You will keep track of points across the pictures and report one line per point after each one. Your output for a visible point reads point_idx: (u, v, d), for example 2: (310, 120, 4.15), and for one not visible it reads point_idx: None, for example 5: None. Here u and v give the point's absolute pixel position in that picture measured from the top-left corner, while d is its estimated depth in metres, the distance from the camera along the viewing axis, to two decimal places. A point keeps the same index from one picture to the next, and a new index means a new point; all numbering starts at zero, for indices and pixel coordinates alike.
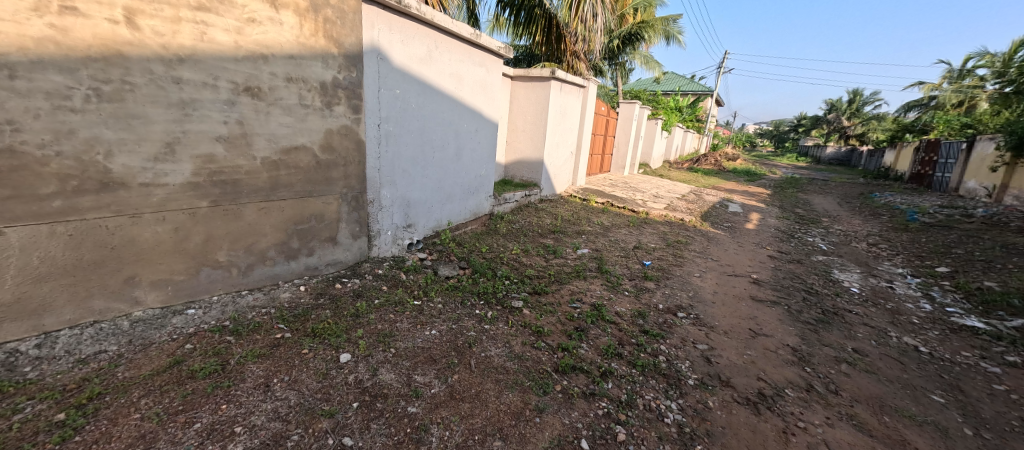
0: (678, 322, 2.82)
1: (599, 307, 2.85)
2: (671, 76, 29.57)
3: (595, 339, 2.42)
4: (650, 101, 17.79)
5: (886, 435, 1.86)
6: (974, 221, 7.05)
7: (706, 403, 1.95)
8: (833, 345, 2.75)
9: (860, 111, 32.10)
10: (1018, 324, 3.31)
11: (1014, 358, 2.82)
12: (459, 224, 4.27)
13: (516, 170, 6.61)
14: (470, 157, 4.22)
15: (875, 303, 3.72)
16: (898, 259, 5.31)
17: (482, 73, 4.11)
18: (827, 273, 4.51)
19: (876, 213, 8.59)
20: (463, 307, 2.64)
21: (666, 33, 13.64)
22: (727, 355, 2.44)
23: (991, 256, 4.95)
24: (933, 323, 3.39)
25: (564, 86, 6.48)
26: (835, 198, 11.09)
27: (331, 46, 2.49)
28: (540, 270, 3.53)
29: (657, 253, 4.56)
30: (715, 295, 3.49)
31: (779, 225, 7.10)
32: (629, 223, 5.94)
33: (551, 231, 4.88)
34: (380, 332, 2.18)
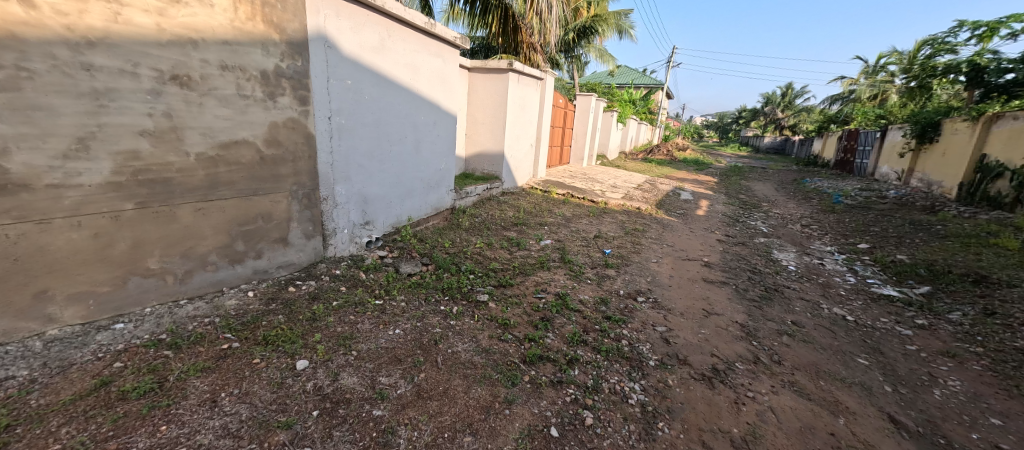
0: (638, 307, 2.94)
1: (563, 296, 2.90)
2: (624, 70, 30.51)
3: (560, 328, 2.46)
4: (606, 93, 18.28)
5: (821, 398, 2.05)
6: (888, 201, 7.91)
7: (667, 382, 2.05)
8: (776, 319, 2.98)
9: (792, 104, 34.86)
10: (924, 291, 3.78)
11: (922, 321, 3.20)
12: (420, 220, 4.17)
13: (477, 163, 6.56)
14: (429, 150, 4.12)
15: (809, 278, 4.09)
16: (827, 238, 5.86)
17: (439, 64, 4.01)
18: (768, 253, 4.87)
19: (808, 197, 9.41)
20: (427, 303, 2.59)
21: (619, 27, 14.04)
22: (684, 335, 2.57)
23: (902, 233, 5.59)
24: (857, 293, 3.77)
25: (523, 78, 6.47)
26: (773, 184, 12.00)
27: (272, 31, 2.30)
28: (504, 262, 3.52)
29: (616, 241, 4.71)
30: (671, 279, 3.67)
31: (725, 211, 7.58)
32: (589, 213, 6.08)
33: (514, 223, 4.90)
34: (341, 335, 2.08)
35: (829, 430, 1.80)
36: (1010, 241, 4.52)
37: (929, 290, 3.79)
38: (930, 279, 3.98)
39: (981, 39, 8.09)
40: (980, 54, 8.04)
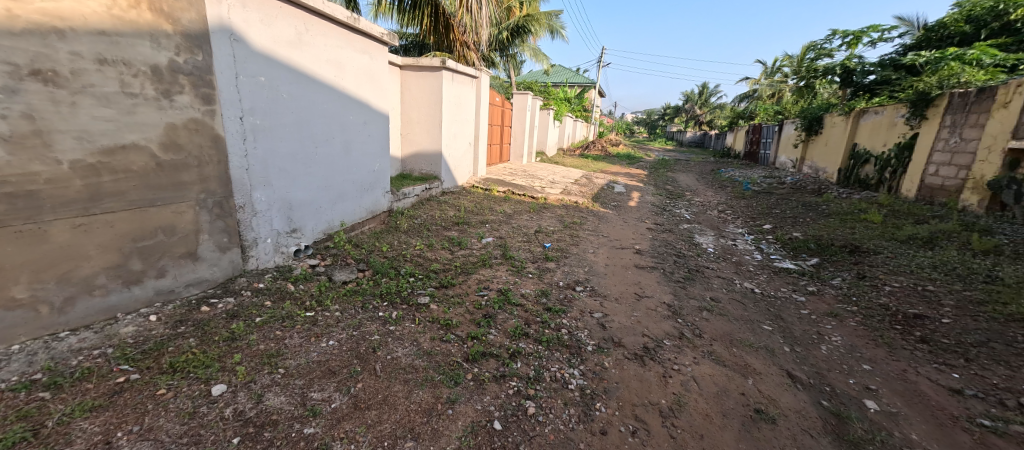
0: (576, 296, 3.08)
1: (505, 292, 2.95)
2: (558, 69, 31.49)
3: (502, 323, 2.50)
4: (542, 92, 18.75)
5: (734, 363, 2.30)
6: (786, 186, 9.03)
7: (603, 364, 2.17)
8: (697, 297, 3.29)
9: (708, 102, 38.41)
10: (814, 262, 4.39)
11: (813, 288, 3.73)
12: (355, 224, 3.98)
13: (414, 163, 6.40)
14: (361, 151, 3.94)
15: (725, 258, 4.56)
16: (740, 221, 6.56)
17: (367, 61, 3.84)
18: (691, 238, 5.35)
19: (723, 185, 10.44)
20: (365, 311, 2.48)
21: (551, 27, 14.48)
22: (618, 319, 2.73)
23: (796, 213, 6.43)
24: (763, 268, 4.28)
25: (457, 76, 6.41)
26: (694, 175, 13.15)
27: (162, 21, 2.05)
28: (445, 263, 3.48)
29: (555, 235, 4.86)
30: (606, 267, 3.88)
31: (654, 201, 8.17)
32: (529, 209, 6.21)
33: (455, 223, 4.85)
34: (266, 353, 1.93)
35: (740, 390, 2.03)
36: (875, 215, 5.39)
37: (817, 261, 4.41)
38: (818, 251, 4.63)
39: (849, 45, 9.52)
40: (849, 58, 9.48)
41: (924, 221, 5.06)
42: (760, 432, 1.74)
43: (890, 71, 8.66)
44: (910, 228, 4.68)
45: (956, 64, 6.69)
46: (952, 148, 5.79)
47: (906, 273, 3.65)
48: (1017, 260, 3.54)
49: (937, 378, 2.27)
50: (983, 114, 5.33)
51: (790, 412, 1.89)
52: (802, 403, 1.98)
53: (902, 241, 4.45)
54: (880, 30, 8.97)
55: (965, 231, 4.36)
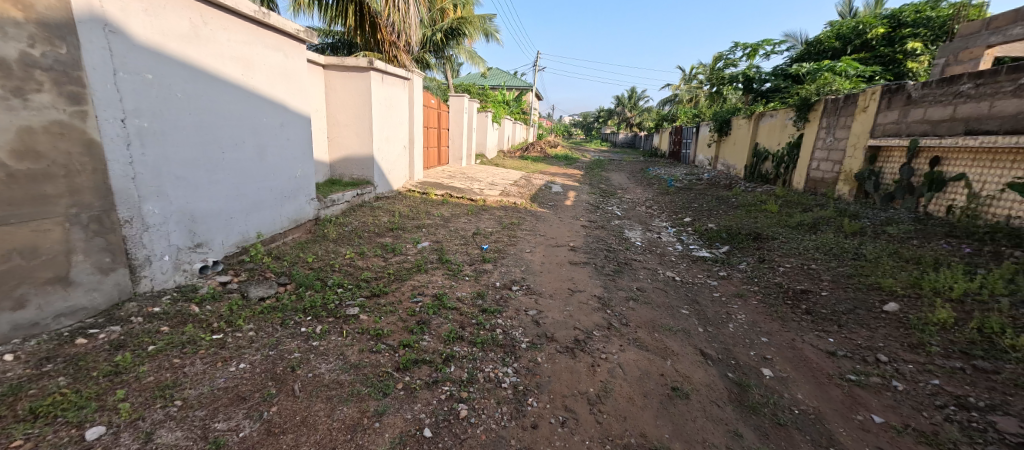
0: (512, 295, 3.13)
1: (440, 297, 2.90)
2: (494, 71, 31.81)
3: (436, 328, 2.46)
4: (480, 95, 18.81)
5: (655, 346, 2.48)
6: (703, 183, 9.94)
7: (536, 360, 2.22)
8: (625, 288, 3.50)
9: (636, 105, 41.09)
10: (725, 249, 4.90)
11: (724, 272, 4.16)
12: (276, 235, 3.68)
13: (344, 168, 6.06)
14: (279, 156, 3.64)
15: (651, 250, 4.92)
16: (664, 216, 7.10)
17: (280, 59, 3.57)
18: (621, 233, 5.69)
19: (650, 183, 11.24)
20: (285, 328, 2.30)
21: (485, 30, 14.60)
22: (552, 315, 2.82)
23: (711, 207, 7.12)
24: (683, 258, 4.68)
25: (387, 77, 6.20)
26: (625, 174, 14.02)
27: (9, 6, 1.73)
28: (377, 270, 3.35)
29: (493, 237, 4.89)
30: (542, 265, 3.99)
31: (589, 199, 8.56)
32: (468, 212, 6.18)
33: (389, 229, 4.68)
34: (158, 384, 1.71)
35: (660, 371, 2.20)
36: (773, 206, 6.14)
37: (727, 248, 4.92)
38: (729, 240, 5.16)
39: (749, 56, 10.78)
40: (749, 67, 10.73)
41: (809, 209, 5.87)
42: (675, 408, 1.90)
43: (782, 80, 9.95)
44: (798, 216, 5.40)
45: (829, 74, 7.87)
46: (829, 146, 6.78)
47: (795, 255, 4.21)
48: (875, 238, 4.25)
49: (817, 343, 2.64)
50: (849, 117, 6.31)
51: (701, 386, 2.09)
52: (711, 377, 2.20)
53: (793, 227, 5.11)
54: (772, 44, 10.28)
55: (840, 216, 5.13)
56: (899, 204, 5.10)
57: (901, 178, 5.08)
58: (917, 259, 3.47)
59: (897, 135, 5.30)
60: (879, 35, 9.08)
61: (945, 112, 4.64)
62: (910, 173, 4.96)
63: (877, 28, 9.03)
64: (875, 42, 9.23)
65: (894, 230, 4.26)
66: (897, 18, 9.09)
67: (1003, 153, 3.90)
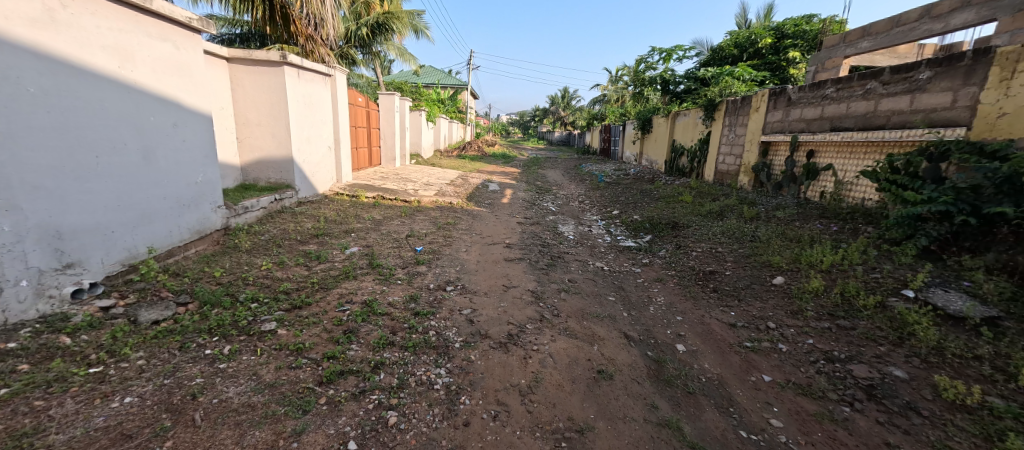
0: (446, 296, 3.09)
1: (369, 304, 2.77)
2: (427, 69, 31.07)
3: (365, 336, 2.35)
4: (412, 93, 18.28)
5: (583, 334, 2.62)
6: (629, 178, 10.63)
7: (469, 358, 2.23)
8: (557, 281, 3.64)
9: (568, 104, 42.76)
10: (647, 238, 5.30)
11: (647, 259, 4.50)
12: (174, 249, 3.25)
13: (258, 172, 5.53)
14: (174, 159, 3.23)
15: (582, 243, 5.15)
16: (595, 210, 7.49)
17: (170, 50, 3.16)
18: (555, 228, 5.89)
19: (582, 179, 11.77)
20: (185, 352, 2.05)
21: (415, 27, 14.22)
22: (486, 312, 2.84)
23: (636, 200, 7.65)
24: (612, 248, 4.98)
25: (304, 73, 5.76)
26: (560, 171, 14.50)
27: None
28: (299, 281, 3.11)
29: (428, 238, 4.79)
30: (477, 264, 4.00)
31: (525, 196, 8.74)
32: (401, 213, 5.98)
33: (314, 235, 4.37)
34: (12, 434, 1.43)
35: (587, 356, 2.33)
36: (688, 197, 6.76)
37: (650, 237, 5.33)
38: (651, 229, 5.58)
39: (664, 60, 11.73)
40: (665, 70, 11.68)
41: (717, 199, 6.56)
42: (600, 389, 2.02)
43: (693, 82, 10.97)
44: (708, 205, 6.01)
45: (729, 78, 8.85)
46: (731, 142, 7.63)
47: (707, 240, 4.67)
48: (768, 222, 4.87)
49: (721, 317, 2.98)
50: (745, 116, 7.15)
51: (624, 367, 2.25)
52: (633, 357, 2.37)
53: (704, 215, 5.68)
54: (683, 50, 11.28)
55: (741, 204, 5.80)
56: (785, 192, 5.88)
57: (786, 169, 5.86)
58: (799, 238, 4.04)
59: (782, 132, 6.11)
60: (768, 45, 10.38)
61: (815, 112, 5.42)
62: (793, 164, 5.74)
63: (765, 38, 10.34)
64: (765, 51, 10.55)
65: (782, 214, 4.92)
66: (780, 30, 10.46)
67: (858, 146, 4.67)
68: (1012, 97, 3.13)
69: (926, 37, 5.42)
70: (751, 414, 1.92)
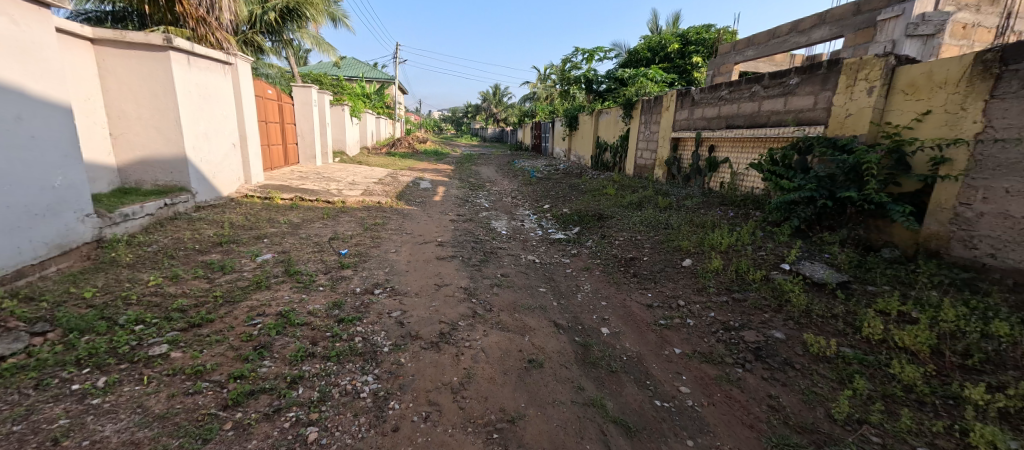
0: (374, 299, 2.95)
1: (286, 314, 2.55)
2: (349, 61, 29.24)
3: (281, 349, 2.16)
4: (333, 86, 17.09)
5: (515, 326, 2.68)
6: (559, 172, 11.04)
7: (399, 361, 2.16)
8: (489, 276, 3.66)
9: (500, 101, 43.16)
10: (576, 230, 5.55)
11: (575, 250, 4.71)
12: (26, 267, 2.69)
13: (142, 173, 4.77)
14: (19, 159, 2.66)
15: (515, 237, 5.25)
16: (527, 204, 7.66)
17: (7, 26, 2.58)
18: (489, 224, 5.91)
19: (515, 175, 11.96)
20: (44, 390, 1.71)
21: (332, 15, 13.29)
22: (417, 313, 2.77)
23: (565, 194, 7.96)
24: (543, 241, 5.14)
25: (197, 60, 5.09)
26: (493, 167, 14.57)
27: None
28: (198, 295, 2.75)
29: (354, 240, 4.52)
30: (408, 264, 3.88)
31: (457, 193, 8.64)
32: (323, 215, 5.56)
33: (217, 243, 3.89)
34: None
35: (519, 348, 2.38)
36: (611, 190, 7.20)
37: (578, 229, 5.59)
38: (579, 222, 5.86)
39: (587, 60, 12.34)
40: (588, 70, 12.29)
41: (636, 191, 7.08)
42: (531, 378, 2.09)
43: (612, 82, 11.93)
44: (629, 197, 6.46)
45: (644, 79, 9.58)
46: (647, 138, 8.27)
47: (628, 230, 5.03)
48: (679, 210, 5.37)
49: (640, 299, 3.24)
50: (657, 114, 7.80)
51: (553, 353, 2.35)
52: (563, 344, 2.48)
53: (626, 206, 6.10)
54: (603, 51, 11.97)
55: (656, 195, 6.33)
56: (693, 183, 6.53)
57: (693, 162, 6.51)
58: (704, 224, 4.52)
59: (688, 129, 6.77)
60: (675, 50, 11.41)
61: (714, 112, 6.08)
62: (698, 158, 6.40)
63: (673, 43, 11.33)
64: (673, 55, 11.59)
65: (690, 204, 5.47)
66: (685, 37, 11.56)
67: (748, 141, 5.34)
68: (853, 101, 3.72)
69: (794, 49, 6.34)
70: (665, 384, 2.12)
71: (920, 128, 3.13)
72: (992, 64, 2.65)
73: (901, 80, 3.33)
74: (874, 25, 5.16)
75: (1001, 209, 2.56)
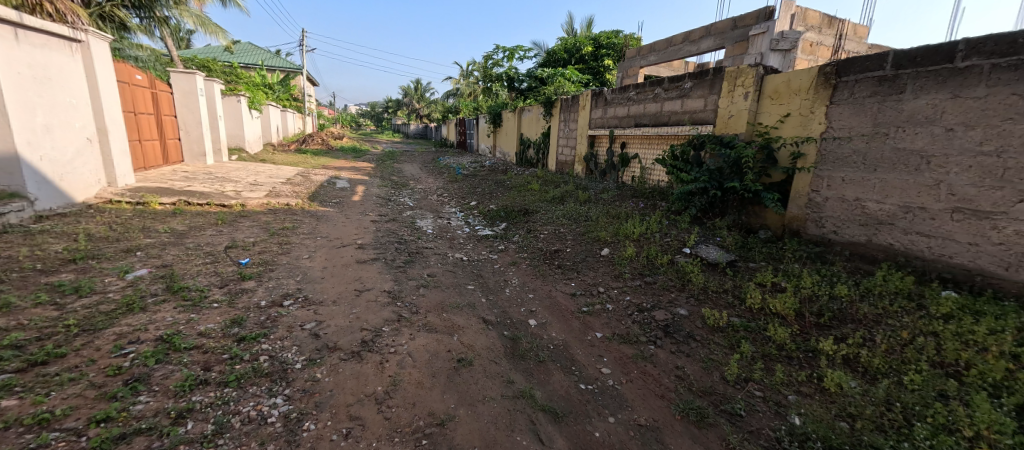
0: (284, 312, 2.67)
1: (169, 338, 2.18)
2: (244, 46, 25.96)
3: (163, 380, 1.84)
4: (225, 74, 15.05)
5: (443, 326, 2.62)
6: (485, 169, 11.06)
7: (315, 377, 1.98)
8: (415, 277, 3.53)
9: (422, 97, 41.92)
10: (503, 226, 5.60)
11: (502, 246, 4.76)
12: None
13: None
14: None
15: (442, 236, 5.14)
16: (453, 202, 7.55)
17: None
18: (413, 223, 5.71)
19: (440, 172, 11.71)
20: None
21: None
22: (334, 323, 2.57)
23: (491, 190, 8.00)
24: (470, 238, 5.11)
25: (31, 35, 4.11)
26: (417, 164, 14.11)
27: None
28: (43, 326, 2.22)
29: (257, 247, 4.04)
30: (323, 270, 3.57)
31: (379, 192, 8.20)
32: (218, 221, 4.88)
33: (69, 260, 3.19)
34: None
35: (447, 348, 2.34)
36: (535, 185, 7.41)
37: (504, 225, 5.66)
38: (506, 217, 5.93)
39: (508, 58, 12.52)
40: (509, 68, 12.47)
41: (558, 186, 7.38)
42: (460, 377, 2.06)
43: (533, 81, 12.35)
44: (552, 191, 6.71)
45: (562, 79, 10.01)
46: (566, 135, 8.65)
47: (552, 223, 5.21)
48: (597, 203, 5.72)
49: (564, 289, 3.39)
50: (575, 113, 8.20)
51: (482, 350, 2.35)
52: (492, 340, 2.49)
53: (549, 201, 6.33)
54: (523, 50, 12.23)
55: (577, 190, 6.66)
56: (608, 178, 7.00)
57: (608, 158, 6.97)
58: (619, 215, 4.87)
59: (603, 127, 7.22)
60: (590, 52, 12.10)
61: (624, 111, 6.57)
62: (612, 154, 6.88)
63: (587, 46, 12.03)
64: (588, 57, 12.27)
65: (607, 197, 5.85)
66: (598, 40, 12.30)
67: (654, 138, 5.87)
68: (733, 103, 4.28)
69: (688, 56, 7.11)
70: (588, 368, 2.24)
71: (783, 128, 3.70)
72: (830, 76, 3.22)
73: (768, 87, 3.90)
74: (747, 40, 6.01)
75: (839, 194, 3.16)
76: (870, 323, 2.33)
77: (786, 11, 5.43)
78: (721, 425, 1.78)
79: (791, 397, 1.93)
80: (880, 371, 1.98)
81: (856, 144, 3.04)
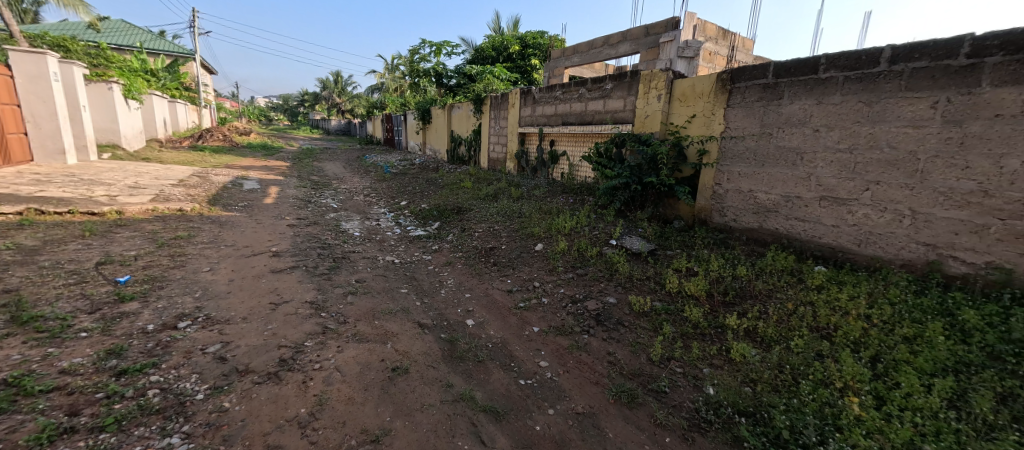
0: (180, 335, 2.30)
1: (17, 381, 1.75)
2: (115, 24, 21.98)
3: (9, 435, 1.47)
4: (91, 57, 12.60)
5: (374, 335, 2.46)
6: (415, 167, 10.67)
7: (222, 407, 1.73)
8: (341, 284, 3.28)
9: (343, 90, 39.27)
10: (436, 226, 5.45)
11: (436, 246, 4.63)
12: None
13: None
14: None
15: (370, 239, 4.84)
16: (382, 202, 7.17)
17: None
18: (338, 226, 5.30)
19: (366, 171, 11.05)
20: None
21: None
22: (246, 342, 2.28)
23: (422, 189, 7.74)
24: (402, 240, 4.89)
25: None
26: (340, 163, 13.17)
27: None
28: None
29: (141, 262, 3.43)
30: (230, 284, 3.16)
31: (297, 193, 7.50)
32: (86, 232, 4.05)
33: None
34: None
35: (380, 358, 2.20)
36: (468, 183, 7.32)
37: (438, 224, 5.50)
38: (439, 217, 5.77)
39: (435, 54, 12.20)
40: (437, 63, 12.16)
41: (491, 183, 7.38)
42: (395, 387, 1.95)
43: (461, 77, 12.20)
44: (485, 189, 6.68)
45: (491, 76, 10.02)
46: (497, 132, 8.67)
47: (486, 221, 5.19)
48: (529, 200, 5.82)
49: (500, 286, 3.39)
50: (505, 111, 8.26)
51: (418, 356, 2.25)
52: (428, 344, 2.40)
53: (482, 199, 6.29)
54: (450, 45, 12.01)
55: (509, 187, 6.72)
56: (539, 174, 7.17)
57: (538, 156, 7.13)
58: (551, 211, 5.01)
59: (532, 125, 7.37)
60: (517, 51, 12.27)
61: (551, 110, 6.76)
62: (542, 151, 7.05)
63: (514, 45, 12.19)
64: (515, 55, 12.45)
65: (538, 193, 5.98)
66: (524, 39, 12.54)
67: (580, 136, 6.13)
68: (648, 104, 4.62)
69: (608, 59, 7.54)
70: (526, 363, 2.26)
71: (690, 127, 4.08)
72: (726, 82, 3.62)
73: (676, 90, 4.28)
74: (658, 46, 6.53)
75: (737, 186, 3.57)
76: (764, 297, 2.68)
77: (689, 22, 6.01)
78: (649, 404, 1.91)
79: (706, 370, 2.13)
80: (773, 339, 2.29)
81: (749, 142, 3.47)
